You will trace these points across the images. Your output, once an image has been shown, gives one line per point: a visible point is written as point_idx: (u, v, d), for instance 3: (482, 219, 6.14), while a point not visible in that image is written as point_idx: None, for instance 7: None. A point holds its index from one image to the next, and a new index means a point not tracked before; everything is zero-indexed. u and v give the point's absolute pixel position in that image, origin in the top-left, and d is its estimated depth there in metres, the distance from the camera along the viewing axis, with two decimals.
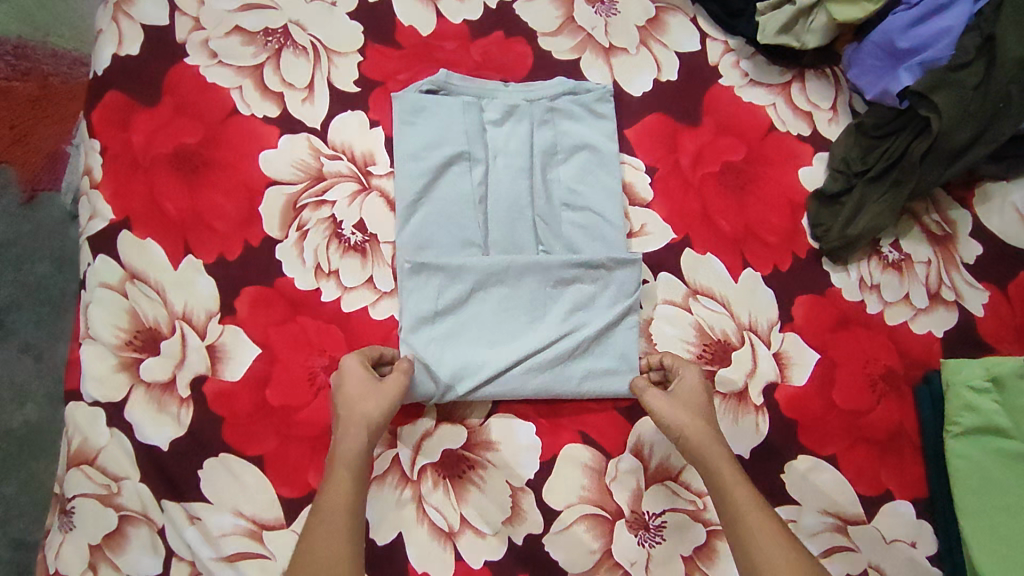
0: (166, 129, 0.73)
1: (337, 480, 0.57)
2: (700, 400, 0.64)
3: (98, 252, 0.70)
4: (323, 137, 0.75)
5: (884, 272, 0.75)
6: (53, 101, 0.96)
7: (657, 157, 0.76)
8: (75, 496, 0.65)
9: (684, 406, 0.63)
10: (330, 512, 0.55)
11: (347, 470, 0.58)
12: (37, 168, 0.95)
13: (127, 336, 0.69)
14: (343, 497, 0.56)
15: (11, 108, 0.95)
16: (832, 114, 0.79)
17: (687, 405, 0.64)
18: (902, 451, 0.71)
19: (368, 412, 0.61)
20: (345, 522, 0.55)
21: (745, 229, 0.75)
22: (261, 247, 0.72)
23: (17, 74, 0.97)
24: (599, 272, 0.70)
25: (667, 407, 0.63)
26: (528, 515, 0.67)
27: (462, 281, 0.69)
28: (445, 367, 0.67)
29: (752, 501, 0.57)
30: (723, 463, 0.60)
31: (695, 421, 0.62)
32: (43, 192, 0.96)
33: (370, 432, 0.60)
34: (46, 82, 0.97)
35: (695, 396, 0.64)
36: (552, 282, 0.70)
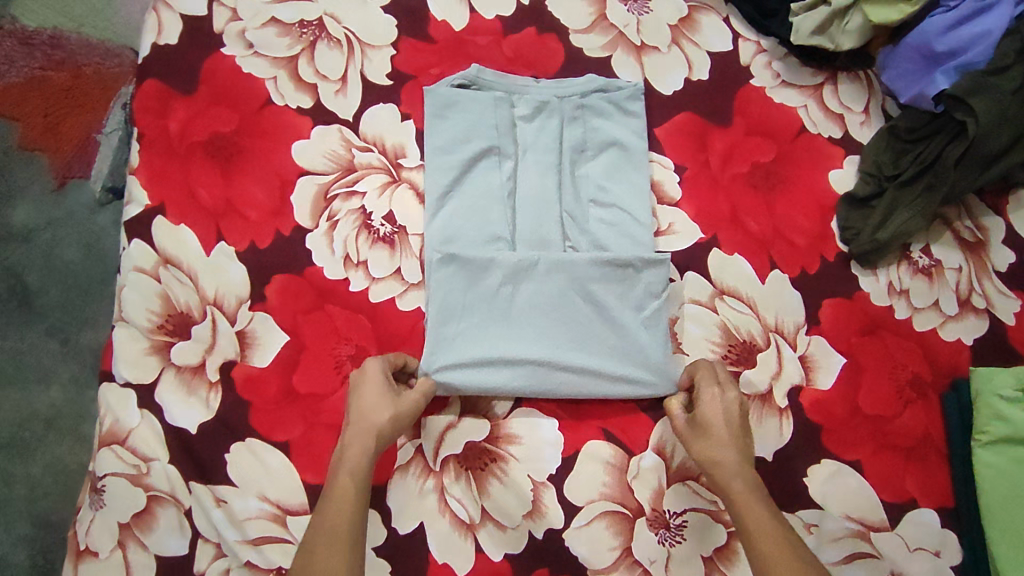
0: (202, 117, 0.75)
1: (342, 487, 0.58)
2: (722, 428, 0.62)
3: (133, 237, 0.72)
4: (355, 129, 0.75)
5: (913, 277, 0.74)
6: (85, 91, 0.99)
7: (686, 156, 0.76)
8: (105, 475, 0.67)
9: (699, 437, 0.63)
10: (332, 517, 0.56)
11: (354, 467, 0.59)
12: (68, 155, 0.98)
13: (159, 320, 0.70)
14: (348, 502, 0.57)
15: (45, 97, 0.98)
16: (864, 117, 0.78)
17: (711, 438, 0.62)
18: (928, 458, 0.70)
19: (376, 418, 0.61)
20: (349, 528, 0.55)
21: (774, 230, 0.74)
22: (292, 236, 0.73)
23: (51, 63, 0.99)
24: (629, 271, 0.70)
25: (688, 437, 0.64)
26: (549, 509, 0.67)
27: (497, 275, 0.69)
28: (470, 361, 0.67)
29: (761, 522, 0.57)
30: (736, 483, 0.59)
31: (717, 446, 0.61)
32: (73, 179, 0.98)
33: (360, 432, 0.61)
34: (79, 72, 0.99)
35: (712, 423, 0.62)
36: (581, 279, 0.70)
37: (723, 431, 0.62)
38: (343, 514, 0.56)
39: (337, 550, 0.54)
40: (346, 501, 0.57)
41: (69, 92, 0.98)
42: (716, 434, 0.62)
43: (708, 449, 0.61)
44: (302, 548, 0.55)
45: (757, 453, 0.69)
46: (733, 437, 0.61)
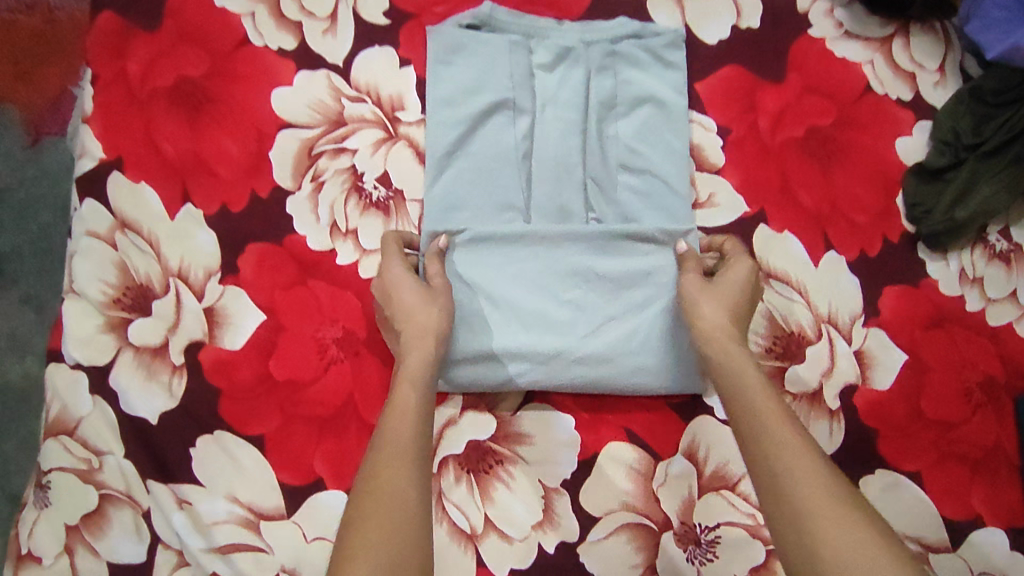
0: (168, 58, 0.64)
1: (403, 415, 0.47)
2: (734, 300, 0.54)
3: (86, 195, 0.62)
4: (346, 75, 0.65)
5: (989, 263, 0.64)
6: None
7: (732, 117, 0.65)
8: (52, 469, 0.58)
9: (713, 296, 0.54)
10: (393, 444, 0.46)
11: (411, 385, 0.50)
12: None
13: (115, 294, 0.61)
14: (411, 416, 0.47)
15: None
16: (938, 76, 0.67)
17: (723, 297, 0.54)
18: (998, 471, 0.61)
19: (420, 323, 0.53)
20: (416, 447, 0.46)
21: (831, 205, 0.64)
22: (271, 199, 0.62)
23: None
24: (650, 244, 0.60)
25: (695, 292, 0.55)
26: (563, 520, 0.59)
27: (506, 249, 0.60)
28: (471, 356, 0.59)
29: (773, 408, 0.46)
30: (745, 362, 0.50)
31: (721, 321, 0.53)
32: None
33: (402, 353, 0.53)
34: None
35: (731, 291, 0.54)
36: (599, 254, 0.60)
37: (728, 302, 0.54)
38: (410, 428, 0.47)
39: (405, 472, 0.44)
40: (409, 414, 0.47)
41: None
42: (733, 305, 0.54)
43: (713, 313, 0.53)
44: (360, 483, 0.44)
45: None
46: (741, 303, 0.54)
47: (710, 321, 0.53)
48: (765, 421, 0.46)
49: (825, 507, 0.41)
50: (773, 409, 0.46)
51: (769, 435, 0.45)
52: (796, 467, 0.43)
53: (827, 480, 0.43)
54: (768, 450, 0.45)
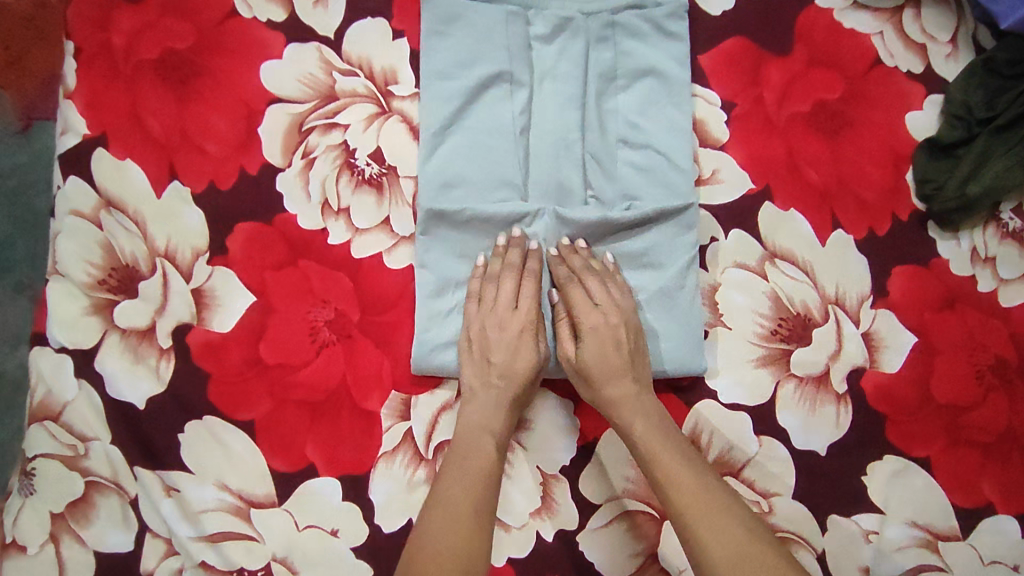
0: (153, 30, 0.62)
1: (470, 460, 0.52)
2: (607, 359, 0.55)
3: (70, 173, 0.60)
4: (337, 48, 0.62)
5: (1001, 243, 0.62)
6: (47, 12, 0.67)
7: (736, 91, 0.63)
8: (36, 456, 0.56)
9: (590, 364, 0.55)
10: (458, 494, 0.50)
11: (491, 435, 0.53)
12: None
13: (101, 275, 0.59)
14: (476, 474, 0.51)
15: None
16: (951, 48, 0.64)
17: (595, 366, 0.55)
18: (1010, 457, 0.59)
19: (513, 372, 0.55)
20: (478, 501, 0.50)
21: (838, 182, 0.62)
22: (260, 176, 0.60)
23: None
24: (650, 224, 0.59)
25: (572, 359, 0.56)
26: (561, 507, 0.57)
27: (526, 249, 0.58)
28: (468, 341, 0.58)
29: (679, 474, 0.51)
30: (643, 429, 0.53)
31: (603, 385, 0.55)
32: None
33: (483, 398, 0.55)
34: None
35: (604, 359, 0.55)
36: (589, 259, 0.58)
37: (624, 369, 0.55)
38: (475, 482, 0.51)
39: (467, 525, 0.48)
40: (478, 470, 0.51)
41: None
42: (622, 367, 0.55)
43: (614, 387, 0.54)
44: (424, 532, 0.48)
45: (808, 448, 0.59)
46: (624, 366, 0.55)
47: (615, 390, 0.54)
48: (671, 492, 0.50)
49: (730, 561, 0.46)
50: (677, 477, 0.50)
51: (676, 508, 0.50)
52: (701, 531, 0.48)
53: (732, 541, 0.47)
54: (680, 523, 0.49)
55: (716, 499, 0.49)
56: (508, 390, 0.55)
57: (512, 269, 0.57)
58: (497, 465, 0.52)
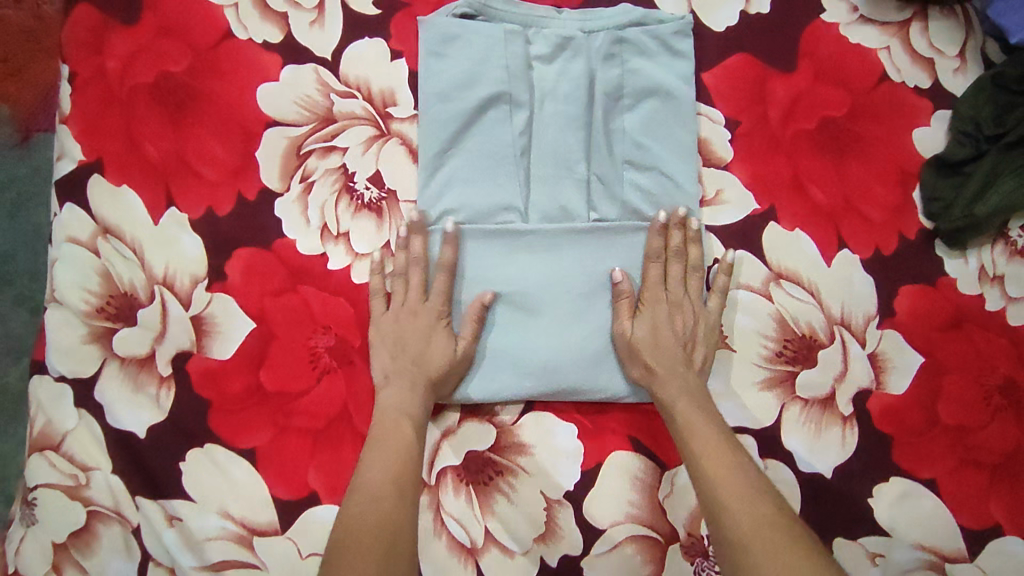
0: (147, 53, 0.61)
1: (391, 440, 0.52)
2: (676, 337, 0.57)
3: (66, 200, 0.60)
4: (335, 70, 0.61)
5: (1010, 261, 0.61)
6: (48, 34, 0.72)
7: (740, 109, 0.62)
8: (37, 486, 0.56)
9: (653, 330, 0.57)
10: (372, 478, 0.50)
11: (410, 421, 0.54)
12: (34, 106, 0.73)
13: (99, 302, 0.58)
14: (394, 457, 0.51)
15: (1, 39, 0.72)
16: (959, 62, 0.63)
17: (659, 340, 0.56)
18: (1019, 478, 0.59)
19: (428, 361, 0.55)
20: (393, 484, 0.50)
21: (844, 201, 0.61)
22: (258, 201, 0.60)
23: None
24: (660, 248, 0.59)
25: (632, 327, 0.57)
26: (565, 533, 0.57)
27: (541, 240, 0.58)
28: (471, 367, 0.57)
29: (711, 447, 0.52)
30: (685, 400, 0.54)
31: (663, 362, 0.56)
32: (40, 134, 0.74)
33: (402, 390, 0.55)
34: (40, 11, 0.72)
35: (669, 331, 0.57)
36: (690, 239, 0.58)
37: (677, 353, 0.57)
38: (392, 464, 0.51)
39: (383, 505, 0.49)
40: (396, 453, 0.52)
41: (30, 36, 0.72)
42: (674, 349, 0.57)
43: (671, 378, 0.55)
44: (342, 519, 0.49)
45: (813, 470, 0.58)
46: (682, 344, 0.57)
47: (666, 371, 0.56)
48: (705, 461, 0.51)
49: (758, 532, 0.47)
50: (713, 448, 0.52)
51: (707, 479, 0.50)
52: (733, 503, 0.49)
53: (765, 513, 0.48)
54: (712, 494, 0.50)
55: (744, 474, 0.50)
56: (424, 374, 0.55)
57: (419, 262, 0.57)
58: (416, 447, 0.53)
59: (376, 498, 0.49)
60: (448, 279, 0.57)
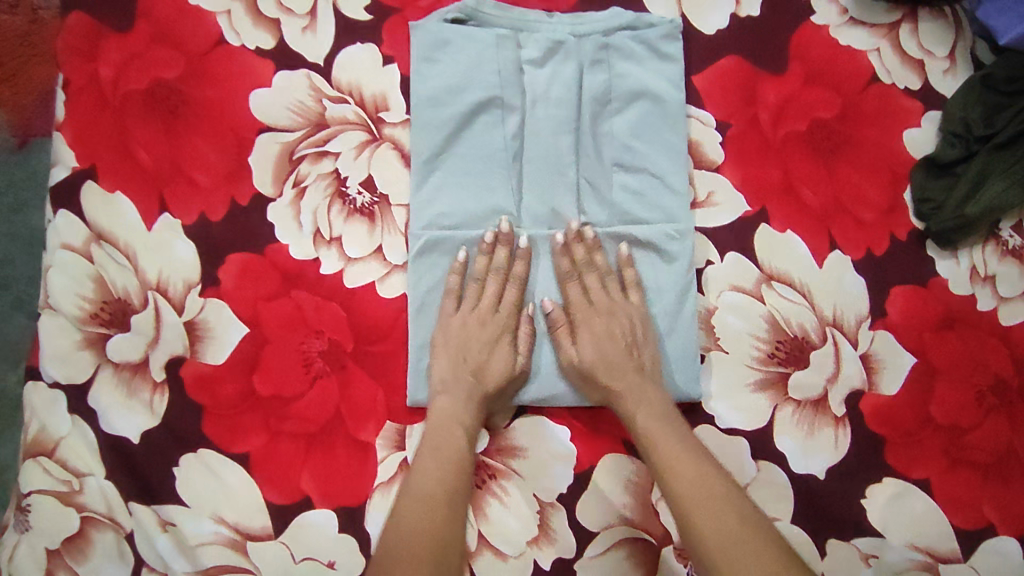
0: (141, 61, 0.61)
1: (442, 455, 0.53)
2: (619, 342, 0.57)
3: (60, 207, 0.60)
4: (327, 75, 0.62)
5: (1001, 261, 0.62)
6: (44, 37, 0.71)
7: (731, 111, 0.62)
8: (31, 492, 0.56)
9: (591, 341, 0.57)
10: (424, 486, 0.52)
11: (461, 428, 0.55)
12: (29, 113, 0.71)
13: (93, 309, 0.59)
14: (440, 459, 0.54)
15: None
16: (948, 63, 0.63)
17: (606, 346, 0.57)
18: (1011, 478, 0.59)
19: (485, 373, 0.57)
20: (440, 487, 0.52)
21: (835, 202, 0.61)
22: (251, 207, 0.60)
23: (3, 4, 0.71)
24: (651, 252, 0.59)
25: (566, 341, 0.58)
26: (558, 536, 0.57)
27: (509, 253, 0.59)
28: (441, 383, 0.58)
29: (681, 454, 0.52)
30: (646, 406, 0.55)
31: (603, 369, 0.56)
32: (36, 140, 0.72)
33: (452, 399, 0.56)
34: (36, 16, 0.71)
35: (616, 339, 0.57)
36: (591, 250, 0.59)
37: (625, 360, 0.57)
38: (441, 471, 0.53)
39: (436, 512, 0.51)
40: (446, 456, 0.54)
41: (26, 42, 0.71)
42: (621, 359, 0.57)
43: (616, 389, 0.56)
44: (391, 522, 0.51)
45: (806, 472, 0.58)
46: (626, 348, 0.57)
47: (620, 384, 0.56)
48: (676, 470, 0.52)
49: (732, 538, 0.48)
50: (681, 457, 0.52)
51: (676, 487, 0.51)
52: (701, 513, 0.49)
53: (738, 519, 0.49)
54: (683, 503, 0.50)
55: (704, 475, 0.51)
56: (481, 387, 0.56)
57: (491, 273, 0.58)
58: (467, 453, 0.55)
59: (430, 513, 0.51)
60: (518, 291, 0.59)
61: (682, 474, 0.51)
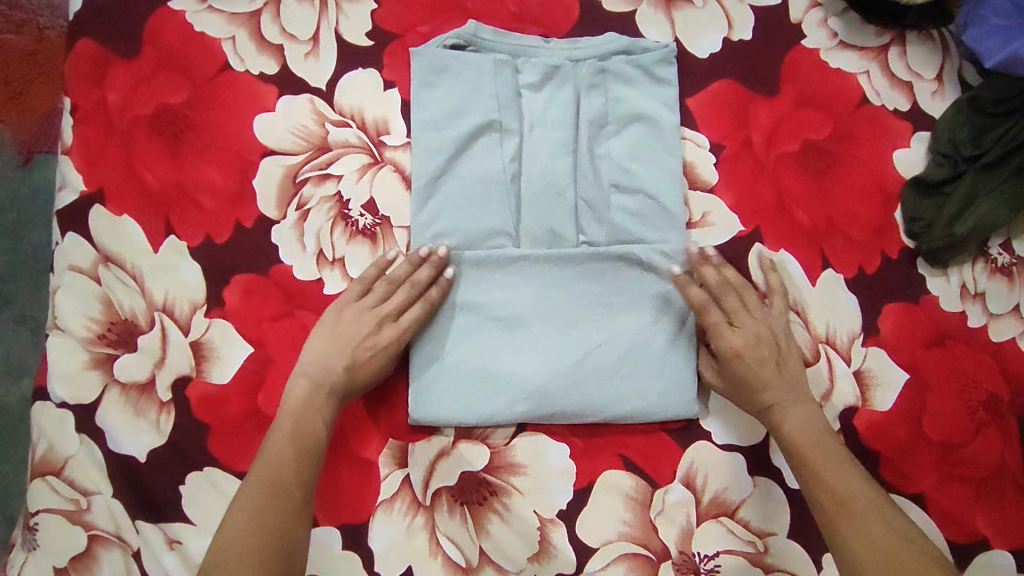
0: (148, 86, 0.63)
1: (279, 449, 0.52)
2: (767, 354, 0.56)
3: (68, 230, 0.61)
4: (329, 100, 0.63)
5: (990, 278, 0.63)
6: (50, 56, 0.74)
7: (724, 133, 0.64)
8: (39, 511, 0.57)
9: (744, 348, 0.56)
10: (277, 481, 0.51)
11: (320, 415, 0.55)
12: (33, 129, 0.74)
13: (100, 329, 0.60)
14: (299, 452, 0.52)
15: (3, 62, 0.74)
16: (937, 85, 0.65)
17: (754, 355, 0.56)
18: (1004, 492, 0.60)
19: (358, 370, 0.57)
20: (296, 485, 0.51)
21: (827, 221, 0.63)
22: (255, 229, 0.61)
23: (10, 25, 0.74)
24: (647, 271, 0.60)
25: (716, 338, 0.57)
26: (558, 552, 0.58)
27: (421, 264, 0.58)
28: (449, 396, 0.58)
29: (825, 458, 0.53)
30: (795, 412, 0.55)
31: (758, 372, 0.56)
32: (41, 154, 0.75)
33: (315, 389, 0.55)
34: (42, 35, 0.75)
35: (759, 349, 0.56)
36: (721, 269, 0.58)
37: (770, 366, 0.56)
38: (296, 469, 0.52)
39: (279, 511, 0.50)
40: (303, 449, 0.52)
41: (31, 59, 0.75)
42: (766, 367, 0.56)
43: (767, 393, 0.56)
44: (230, 520, 0.49)
45: None
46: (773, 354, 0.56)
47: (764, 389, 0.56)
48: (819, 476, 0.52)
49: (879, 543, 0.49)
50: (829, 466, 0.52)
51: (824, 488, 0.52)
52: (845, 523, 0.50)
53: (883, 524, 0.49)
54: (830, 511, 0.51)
55: (857, 486, 0.51)
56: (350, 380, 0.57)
57: (405, 283, 0.58)
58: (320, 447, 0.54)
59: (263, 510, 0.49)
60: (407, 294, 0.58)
61: (831, 482, 0.52)
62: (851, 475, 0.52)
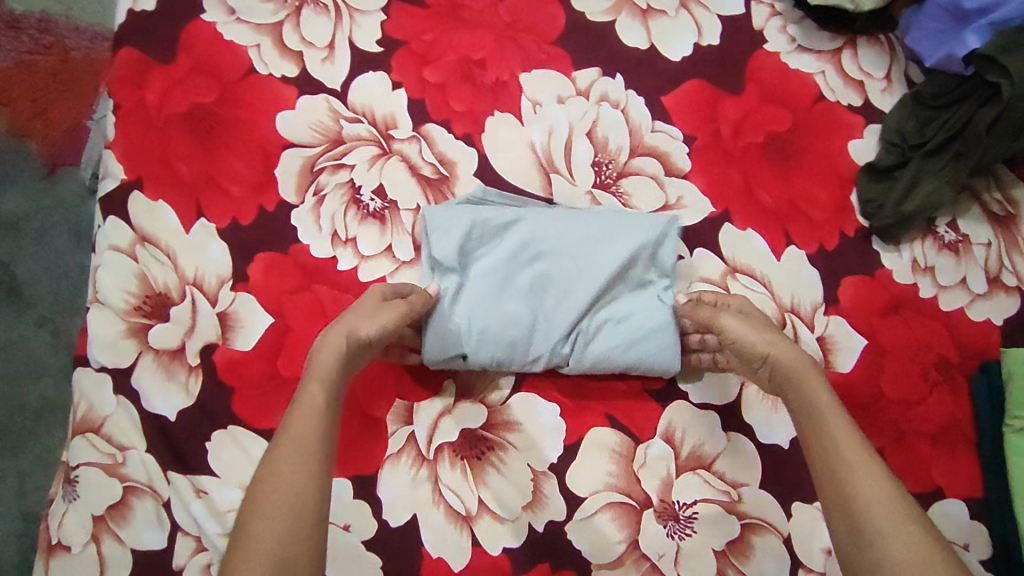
0: (182, 87, 0.70)
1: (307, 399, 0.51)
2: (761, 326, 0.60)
3: (109, 213, 0.68)
4: (344, 99, 0.71)
5: (939, 253, 0.70)
6: (76, 76, 0.88)
7: (696, 126, 0.71)
8: (79, 464, 0.63)
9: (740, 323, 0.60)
10: (295, 434, 0.49)
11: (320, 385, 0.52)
12: (58, 142, 0.87)
13: (137, 301, 0.66)
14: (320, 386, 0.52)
15: (32, 82, 0.87)
16: (885, 84, 0.73)
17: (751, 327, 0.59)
18: (955, 447, 0.66)
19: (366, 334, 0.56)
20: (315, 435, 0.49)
21: (790, 203, 0.70)
22: (277, 212, 0.68)
23: (40, 47, 0.88)
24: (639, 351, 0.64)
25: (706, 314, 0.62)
26: (550, 501, 0.63)
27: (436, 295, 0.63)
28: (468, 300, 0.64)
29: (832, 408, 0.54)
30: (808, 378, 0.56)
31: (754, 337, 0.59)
32: (64, 167, 0.88)
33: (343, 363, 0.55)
34: (68, 56, 0.88)
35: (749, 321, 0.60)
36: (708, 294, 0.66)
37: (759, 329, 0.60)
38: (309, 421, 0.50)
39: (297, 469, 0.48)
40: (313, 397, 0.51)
41: (57, 77, 0.88)
42: (755, 334, 0.59)
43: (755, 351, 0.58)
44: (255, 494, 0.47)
45: (770, 441, 0.66)
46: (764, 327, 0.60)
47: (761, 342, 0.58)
48: (834, 439, 0.52)
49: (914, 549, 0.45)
50: (841, 426, 0.52)
51: (828, 437, 0.52)
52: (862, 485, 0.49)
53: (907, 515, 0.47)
54: (834, 463, 0.51)
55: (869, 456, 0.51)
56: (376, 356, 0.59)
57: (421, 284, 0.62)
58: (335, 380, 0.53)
59: (275, 496, 0.46)
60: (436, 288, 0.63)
61: (836, 435, 0.52)
62: (840, 423, 0.53)
